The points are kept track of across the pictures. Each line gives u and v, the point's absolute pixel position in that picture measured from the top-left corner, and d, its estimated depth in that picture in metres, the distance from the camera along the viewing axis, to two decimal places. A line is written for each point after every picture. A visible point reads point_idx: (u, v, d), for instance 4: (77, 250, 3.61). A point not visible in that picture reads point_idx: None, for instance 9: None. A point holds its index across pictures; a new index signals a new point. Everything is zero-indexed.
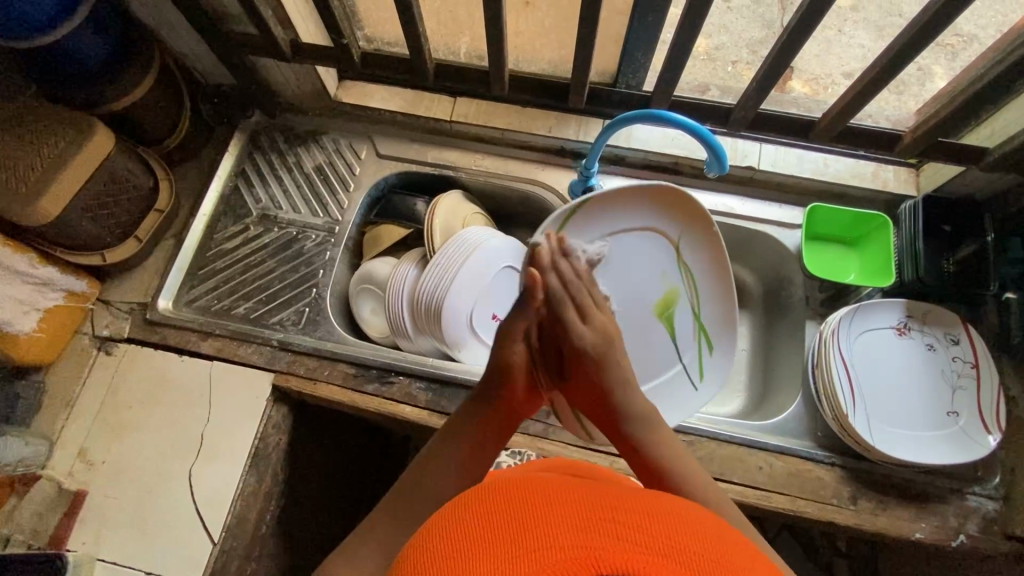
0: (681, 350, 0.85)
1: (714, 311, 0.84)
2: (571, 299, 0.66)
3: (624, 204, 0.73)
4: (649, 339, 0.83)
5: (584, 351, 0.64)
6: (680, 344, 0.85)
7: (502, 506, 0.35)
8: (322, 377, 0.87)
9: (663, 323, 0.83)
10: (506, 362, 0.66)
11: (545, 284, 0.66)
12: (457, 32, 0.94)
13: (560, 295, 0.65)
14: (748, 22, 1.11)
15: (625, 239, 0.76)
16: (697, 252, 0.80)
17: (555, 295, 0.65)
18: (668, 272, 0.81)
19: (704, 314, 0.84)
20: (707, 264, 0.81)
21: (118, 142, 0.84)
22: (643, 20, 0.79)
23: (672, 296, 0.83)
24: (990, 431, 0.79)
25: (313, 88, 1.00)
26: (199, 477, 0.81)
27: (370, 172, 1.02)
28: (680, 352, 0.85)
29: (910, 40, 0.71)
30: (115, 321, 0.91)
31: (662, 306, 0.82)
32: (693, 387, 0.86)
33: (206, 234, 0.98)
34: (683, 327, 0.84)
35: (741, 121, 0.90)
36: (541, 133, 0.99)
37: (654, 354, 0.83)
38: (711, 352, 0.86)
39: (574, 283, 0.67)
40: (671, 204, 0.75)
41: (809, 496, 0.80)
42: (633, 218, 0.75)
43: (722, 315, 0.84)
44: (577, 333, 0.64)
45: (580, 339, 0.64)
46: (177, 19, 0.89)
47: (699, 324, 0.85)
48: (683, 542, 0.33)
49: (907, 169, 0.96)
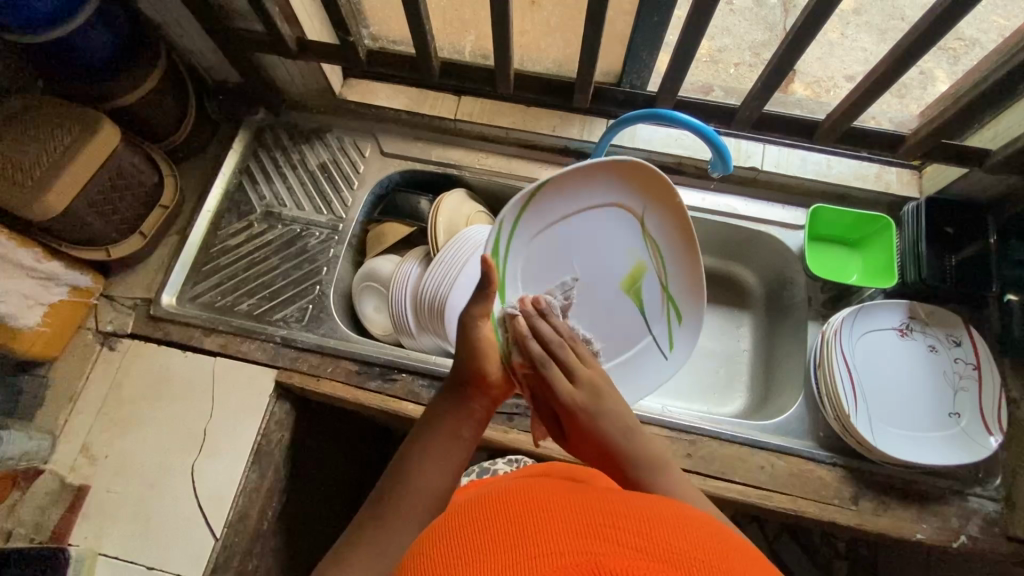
0: (650, 323, 0.80)
1: (682, 280, 0.77)
2: (554, 359, 0.63)
3: (572, 185, 0.67)
4: (617, 314, 0.77)
5: (571, 407, 0.59)
6: (648, 317, 0.79)
7: (502, 515, 0.36)
8: (325, 373, 0.87)
9: (631, 297, 0.77)
10: (480, 368, 0.63)
11: (524, 349, 0.64)
12: (463, 30, 0.95)
13: (540, 360, 0.62)
14: (751, 25, 1.11)
15: (584, 217, 0.70)
16: (661, 221, 0.73)
17: (538, 356, 0.62)
18: (636, 249, 0.74)
19: (673, 287, 0.77)
20: (674, 234, 0.73)
21: (124, 138, 0.85)
22: (649, 21, 0.80)
23: (638, 270, 0.76)
24: (992, 432, 0.79)
25: (318, 86, 1.00)
26: (202, 472, 0.81)
27: (374, 170, 1.02)
28: (649, 325, 0.80)
29: (912, 44, 0.72)
30: (119, 316, 0.91)
31: (630, 280, 0.76)
32: (662, 356, 0.82)
33: (210, 230, 0.98)
34: (650, 299, 0.78)
35: (745, 122, 0.90)
36: (546, 132, 0.99)
37: (623, 331, 0.79)
38: (681, 323, 0.80)
39: (552, 343, 0.64)
40: (635, 176, 0.68)
41: (811, 496, 0.80)
42: (592, 192, 0.68)
43: (690, 287, 0.77)
44: (562, 387, 0.60)
45: (566, 397, 0.60)
46: (184, 15, 0.89)
47: (668, 295, 0.78)
48: (684, 548, 0.33)
49: (910, 171, 0.97)
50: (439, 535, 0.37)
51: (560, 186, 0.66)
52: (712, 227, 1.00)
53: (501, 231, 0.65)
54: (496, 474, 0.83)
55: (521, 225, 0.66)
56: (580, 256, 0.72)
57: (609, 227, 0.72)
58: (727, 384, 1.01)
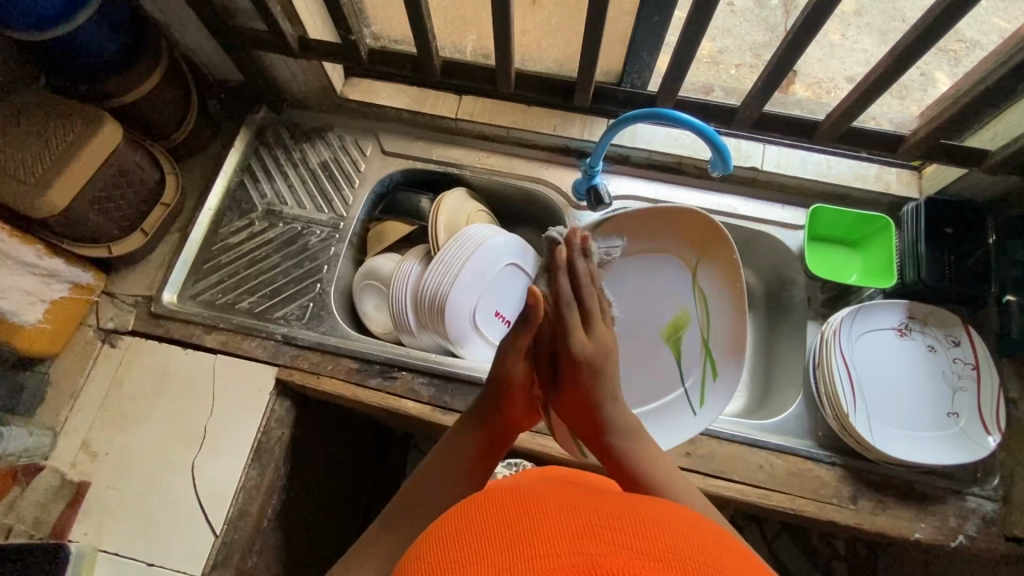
0: (686, 372, 0.88)
1: (724, 336, 0.87)
2: (577, 305, 0.68)
3: (642, 230, 0.84)
4: (653, 359, 0.88)
5: (578, 357, 0.65)
6: (683, 365, 0.88)
7: (498, 518, 0.36)
8: (325, 371, 0.87)
9: (669, 345, 0.89)
10: (507, 375, 0.67)
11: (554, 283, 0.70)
12: (465, 30, 0.95)
13: (564, 303, 0.67)
14: (752, 26, 1.12)
15: (642, 261, 0.86)
16: (711, 279, 0.87)
17: (564, 295, 0.68)
18: (682, 298, 0.88)
19: (712, 341, 0.88)
20: (723, 292, 0.87)
21: (126, 136, 0.85)
22: (650, 20, 0.80)
23: (681, 319, 0.89)
24: (990, 432, 0.79)
25: (320, 86, 1.01)
26: (202, 469, 0.82)
27: (374, 169, 1.02)
28: (684, 373, 0.88)
29: (911, 44, 0.72)
30: (120, 313, 0.91)
31: (670, 328, 0.89)
32: (692, 412, 0.86)
33: (211, 228, 0.98)
34: (689, 349, 0.88)
35: (744, 122, 0.90)
36: (546, 132, 0.99)
37: (658, 373, 0.88)
38: (715, 376, 0.87)
39: (583, 288, 0.69)
40: (692, 236, 0.85)
41: (809, 495, 0.80)
42: (658, 244, 0.86)
43: (730, 345, 0.87)
44: (575, 339, 0.66)
45: (578, 345, 0.65)
46: (186, 13, 0.90)
47: (708, 350, 0.88)
48: (679, 548, 0.33)
49: (909, 172, 0.97)
50: (436, 538, 0.38)
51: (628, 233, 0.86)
52: None
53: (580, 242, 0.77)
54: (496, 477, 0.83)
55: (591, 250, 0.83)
56: (629, 294, 0.87)
57: (659, 278, 0.88)
58: None
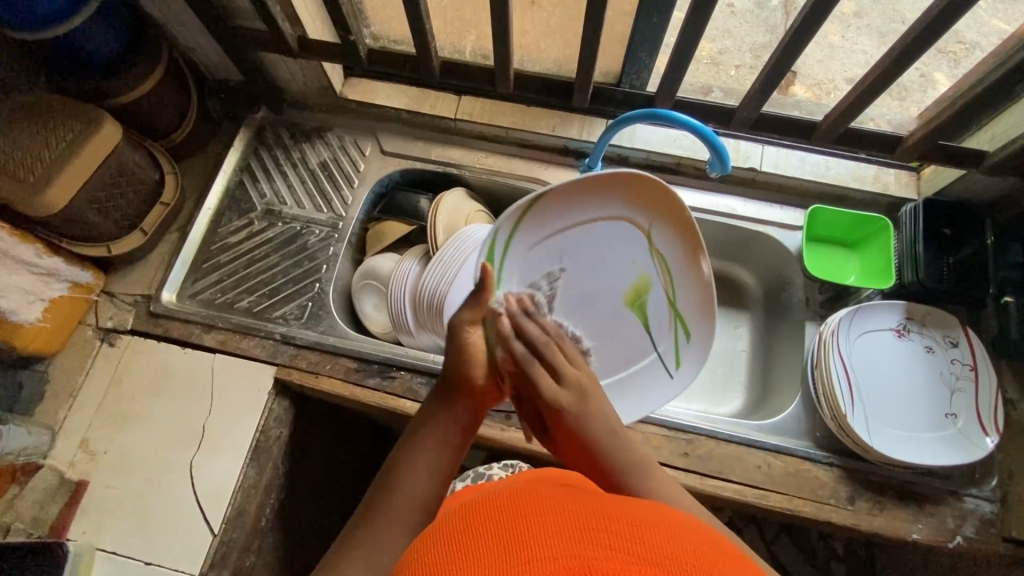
0: (653, 338, 0.78)
1: (690, 294, 0.75)
2: (541, 359, 0.60)
3: (578, 196, 0.67)
4: (618, 328, 0.77)
5: (559, 409, 0.58)
6: (651, 331, 0.78)
7: (495, 522, 0.36)
8: (324, 370, 0.87)
9: (634, 312, 0.76)
10: (467, 373, 0.60)
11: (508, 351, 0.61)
12: (464, 30, 0.96)
13: (524, 360, 0.60)
14: (752, 27, 1.12)
15: (583, 229, 0.70)
16: (667, 239, 0.73)
17: (521, 356, 0.60)
18: (638, 261, 0.74)
19: (679, 301, 0.76)
20: (680, 249, 0.73)
21: (126, 136, 0.85)
22: (649, 21, 0.81)
23: (643, 283, 0.75)
24: (988, 433, 0.80)
25: (319, 85, 1.01)
26: (201, 468, 0.82)
27: (374, 169, 1.02)
28: (653, 338, 0.78)
29: (907, 46, 0.72)
30: (119, 313, 0.91)
31: (633, 295, 0.75)
32: (668, 375, 0.79)
33: (210, 228, 0.98)
34: (653, 313, 0.76)
35: (743, 123, 0.91)
36: (545, 132, 0.99)
37: (623, 343, 0.78)
38: (687, 340, 0.77)
39: (539, 343, 0.61)
40: (638, 194, 0.69)
41: (807, 496, 0.80)
42: (597, 208, 0.69)
43: (698, 303, 0.75)
44: (547, 389, 0.59)
45: (554, 396, 0.58)
46: (186, 13, 0.90)
47: (676, 312, 0.76)
48: (675, 553, 0.33)
49: (908, 173, 0.97)
50: (433, 540, 0.38)
51: (561, 202, 0.67)
52: (711, 227, 1.01)
53: (497, 238, 0.65)
54: (492, 478, 0.83)
55: (516, 240, 0.67)
56: (575, 267, 0.72)
57: (607, 243, 0.72)
58: (725, 384, 1.01)
